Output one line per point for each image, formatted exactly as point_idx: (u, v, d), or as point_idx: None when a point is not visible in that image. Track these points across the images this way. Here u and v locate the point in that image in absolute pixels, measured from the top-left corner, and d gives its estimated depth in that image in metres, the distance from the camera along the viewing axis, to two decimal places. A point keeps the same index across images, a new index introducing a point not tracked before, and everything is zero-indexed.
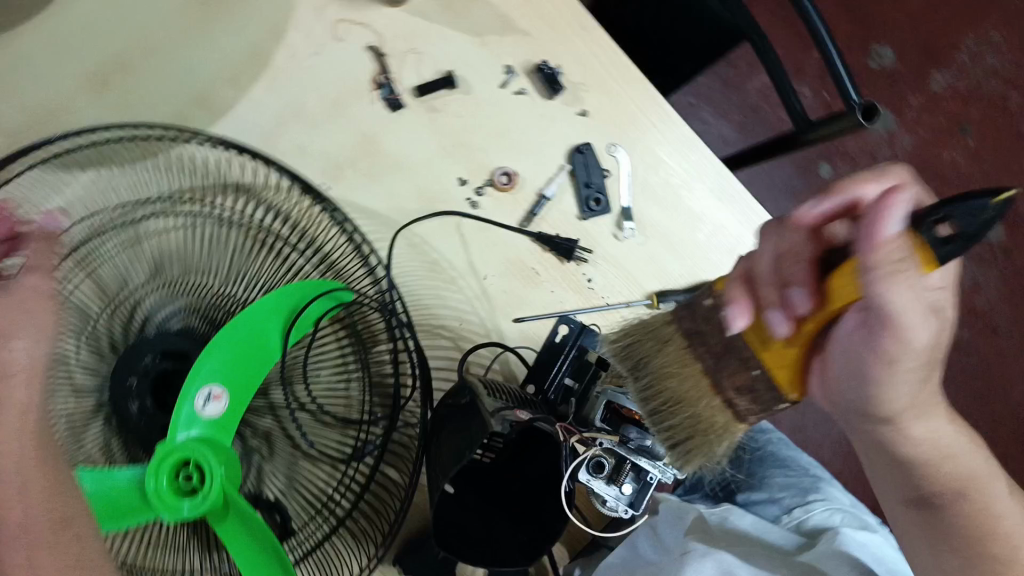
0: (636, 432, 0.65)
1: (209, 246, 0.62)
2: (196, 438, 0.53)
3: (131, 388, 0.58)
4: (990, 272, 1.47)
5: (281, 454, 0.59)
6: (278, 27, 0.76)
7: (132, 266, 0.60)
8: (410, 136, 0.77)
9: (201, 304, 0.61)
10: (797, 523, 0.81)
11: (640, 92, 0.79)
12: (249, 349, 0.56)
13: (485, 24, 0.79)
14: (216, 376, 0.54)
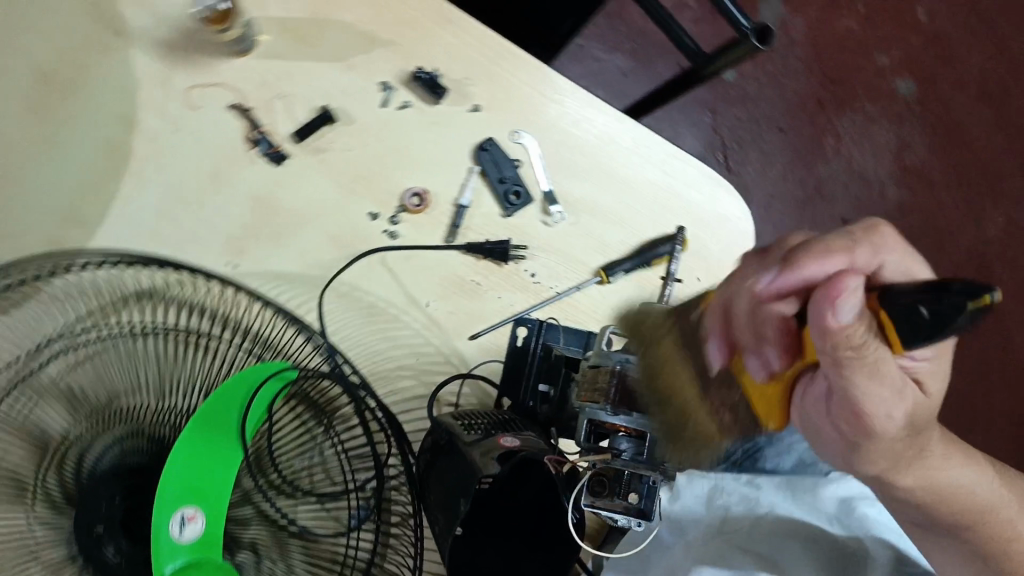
0: (628, 442, 0.50)
1: (127, 367, 0.57)
2: (180, 566, 0.51)
3: (100, 535, 0.54)
4: (915, 127, 1.47)
5: (276, 548, 0.55)
6: (128, 114, 0.69)
7: (48, 414, 0.54)
8: (305, 184, 0.72)
9: (136, 431, 0.57)
10: (816, 505, 0.66)
11: (526, 69, 0.74)
12: (209, 459, 0.54)
13: (346, 44, 0.72)
14: (184, 498, 0.53)
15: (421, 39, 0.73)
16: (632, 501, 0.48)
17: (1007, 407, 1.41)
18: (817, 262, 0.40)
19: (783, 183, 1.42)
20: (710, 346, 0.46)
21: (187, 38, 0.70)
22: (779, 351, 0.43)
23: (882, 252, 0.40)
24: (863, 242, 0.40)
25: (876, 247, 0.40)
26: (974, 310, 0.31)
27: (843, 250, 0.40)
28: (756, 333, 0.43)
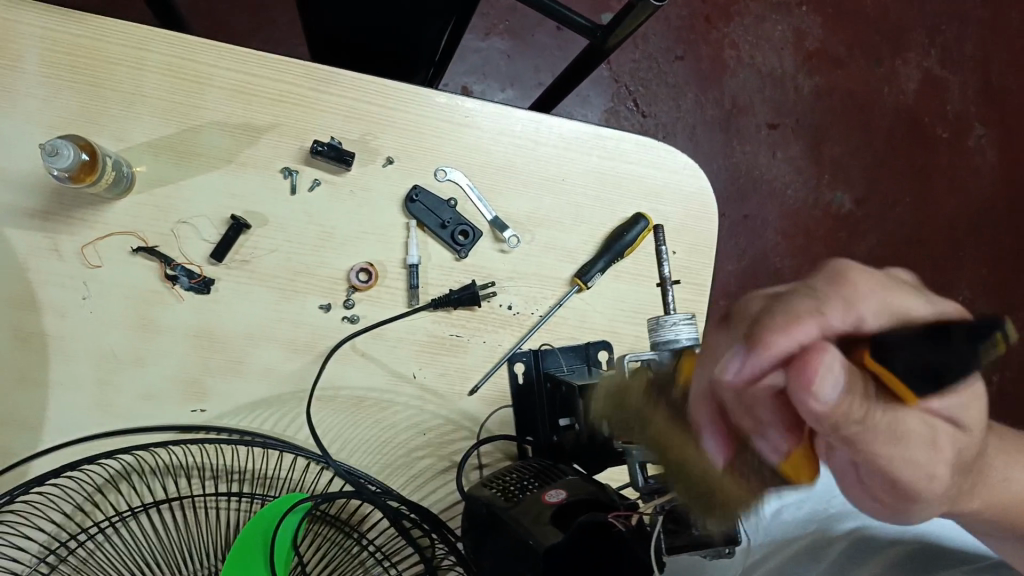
0: None
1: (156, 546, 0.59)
2: None
3: None
4: (804, 11, 1.45)
5: None
6: (26, 297, 0.62)
7: None
8: (242, 302, 0.65)
9: None
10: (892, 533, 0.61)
11: (425, 102, 0.68)
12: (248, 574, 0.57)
13: (229, 143, 0.65)
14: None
15: (306, 109, 0.67)
16: (711, 524, 0.48)
17: (973, 250, 1.46)
18: (819, 344, 0.30)
19: (701, 110, 1.39)
20: (706, 440, 0.38)
21: (57, 196, 0.63)
22: (784, 426, 0.36)
23: (858, 302, 0.33)
24: (831, 296, 0.34)
25: (850, 299, 0.34)
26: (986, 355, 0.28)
27: (810, 317, 0.33)
28: (753, 416, 0.36)
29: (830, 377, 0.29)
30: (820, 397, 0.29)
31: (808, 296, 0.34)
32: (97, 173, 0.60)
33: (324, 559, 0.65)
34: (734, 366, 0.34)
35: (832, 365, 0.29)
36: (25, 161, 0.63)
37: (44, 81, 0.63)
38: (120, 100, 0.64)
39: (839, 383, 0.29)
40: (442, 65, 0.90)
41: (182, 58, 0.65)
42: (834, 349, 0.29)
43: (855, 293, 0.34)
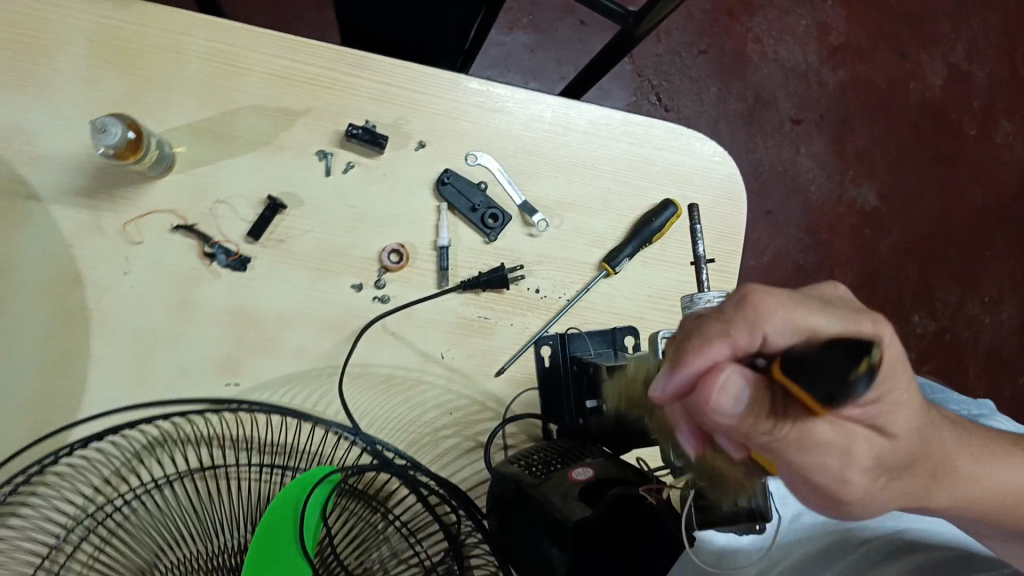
0: None
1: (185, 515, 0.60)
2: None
3: None
4: (828, 6, 1.45)
5: None
6: (68, 273, 0.64)
7: None
8: (277, 281, 0.67)
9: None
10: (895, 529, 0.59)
11: (458, 87, 0.70)
12: (280, 522, 0.59)
13: (266, 125, 0.67)
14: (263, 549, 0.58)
15: (341, 92, 0.68)
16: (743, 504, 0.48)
17: (998, 244, 1.46)
18: (698, 353, 0.32)
19: (724, 104, 1.40)
20: (680, 436, 0.38)
21: (98, 175, 0.65)
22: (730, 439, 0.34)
23: (762, 323, 0.31)
24: (736, 317, 0.31)
25: (753, 322, 0.31)
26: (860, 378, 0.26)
27: (719, 335, 0.32)
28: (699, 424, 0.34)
29: (725, 393, 0.30)
30: (722, 411, 0.30)
31: (715, 320, 0.32)
32: (142, 151, 0.61)
33: (348, 536, 0.64)
34: (662, 386, 0.34)
35: (727, 381, 0.30)
36: (68, 140, 0.65)
37: (89, 64, 0.65)
38: (161, 83, 0.66)
39: (740, 397, 0.30)
40: (469, 56, 0.92)
41: (221, 43, 0.66)
42: (738, 366, 0.30)
43: (760, 314, 0.31)
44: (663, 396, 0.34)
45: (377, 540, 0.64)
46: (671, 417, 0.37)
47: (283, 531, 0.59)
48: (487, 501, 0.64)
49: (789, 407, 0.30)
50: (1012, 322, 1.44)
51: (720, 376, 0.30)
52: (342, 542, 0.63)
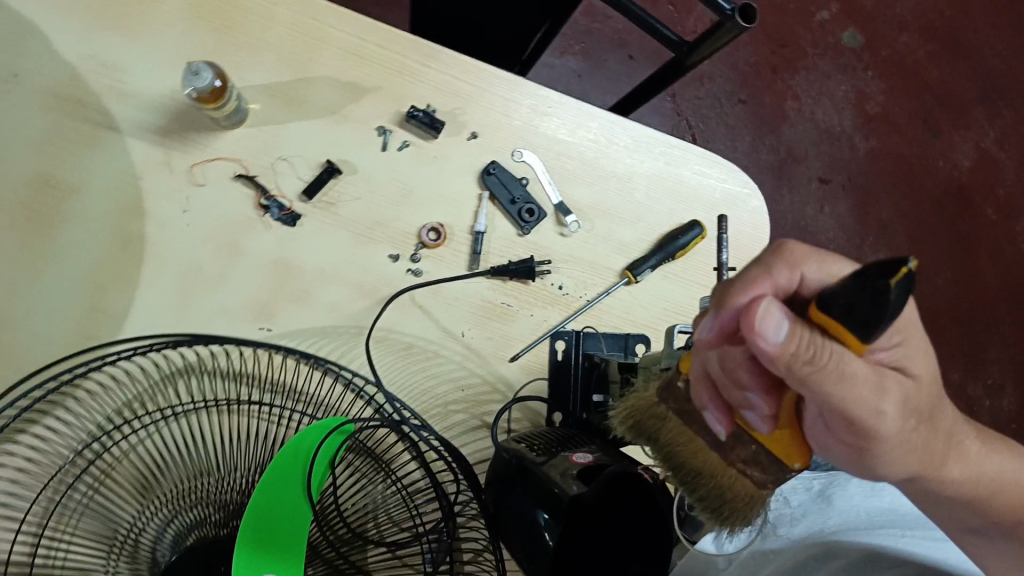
0: None
1: (204, 439, 0.63)
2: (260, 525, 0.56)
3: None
4: (868, 75, 1.51)
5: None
6: (134, 203, 0.69)
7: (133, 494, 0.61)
8: (321, 241, 0.71)
9: (201, 513, 0.59)
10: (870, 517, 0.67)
11: (514, 89, 0.75)
12: (293, 457, 0.60)
13: (334, 97, 0.72)
14: (277, 481, 0.58)
15: (407, 78, 0.74)
16: None
17: (1005, 328, 1.49)
18: (743, 291, 0.41)
19: (756, 153, 1.44)
20: (708, 415, 0.46)
21: (175, 120, 0.70)
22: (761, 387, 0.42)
23: (799, 265, 0.41)
24: (778, 261, 0.41)
25: (791, 264, 0.41)
26: (899, 285, 0.31)
27: (763, 276, 0.41)
28: (736, 377, 0.42)
29: (767, 320, 0.36)
30: (766, 337, 0.36)
31: (757, 266, 0.42)
32: (222, 99, 0.66)
33: (353, 490, 0.66)
34: (709, 327, 0.44)
35: (769, 310, 0.36)
36: (153, 84, 0.70)
37: (186, 19, 0.71)
38: (246, 44, 0.71)
39: (779, 325, 0.36)
40: (522, 68, 0.97)
41: (307, 18, 0.72)
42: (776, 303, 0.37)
43: (797, 258, 0.41)
44: (709, 338, 0.44)
45: (378, 497, 0.67)
46: (699, 399, 0.46)
47: (295, 467, 0.60)
48: (490, 476, 0.67)
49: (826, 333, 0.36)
50: (1011, 406, 1.45)
51: (761, 306, 0.37)
52: (344, 492, 0.66)
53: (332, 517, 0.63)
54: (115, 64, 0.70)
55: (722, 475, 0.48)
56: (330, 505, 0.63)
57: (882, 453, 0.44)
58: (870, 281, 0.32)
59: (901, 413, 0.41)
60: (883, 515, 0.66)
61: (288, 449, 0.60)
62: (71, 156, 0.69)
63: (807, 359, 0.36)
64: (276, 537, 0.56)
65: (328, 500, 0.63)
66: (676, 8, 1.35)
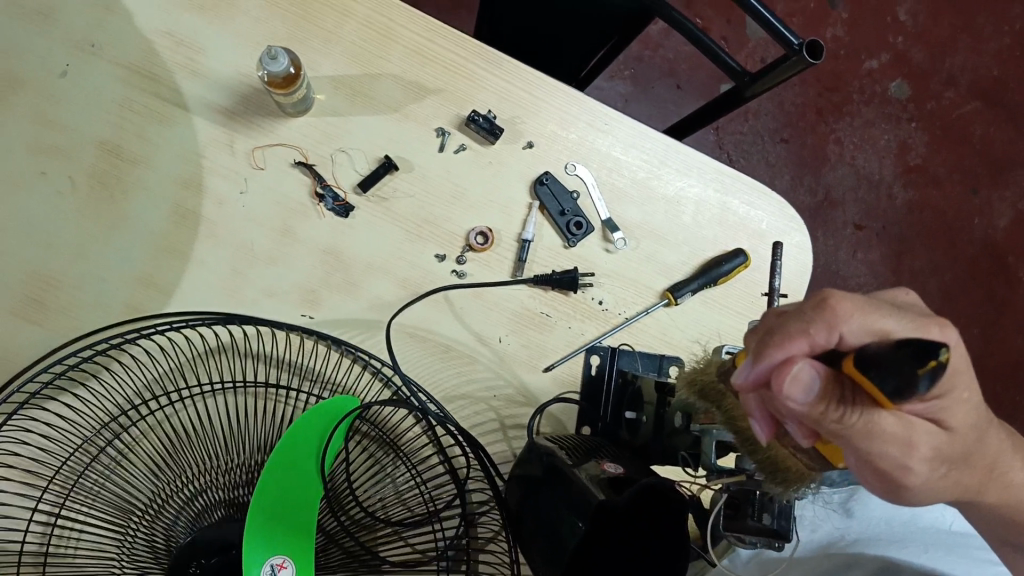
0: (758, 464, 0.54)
1: (225, 417, 0.63)
2: (270, 507, 0.55)
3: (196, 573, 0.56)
4: (913, 126, 1.51)
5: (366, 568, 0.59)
6: (193, 180, 0.70)
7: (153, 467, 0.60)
8: (371, 234, 0.72)
9: (218, 492, 0.58)
10: (894, 522, 0.73)
11: (572, 103, 0.76)
12: (303, 438, 0.58)
13: (397, 94, 0.74)
14: (284, 463, 0.57)
15: (471, 83, 0.75)
16: (767, 522, 0.55)
17: None
18: (780, 346, 0.39)
19: (795, 193, 1.45)
20: (755, 424, 0.44)
21: (241, 102, 0.72)
22: (798, 425, 0.41)
23: (839, 324, 0.38)
24: (817, 319, 0.38)
25: (831, 322, 0.38)
26: (928, 373, 0.31)
27: (800, 334, 0.38)
28: (776, 411, 0.41)
29: (797, 384, 0.36)
30: (797, 398, 0.37)
31: (799, 318, 0.39)
32: (292, 85, 0.68)
33: (368, 472, 0.65)
34: (744, 375, 0.41)
35: (800, 374, 0.36)
36: (224, 66, 0.72)
37: (262, 6, 0.73)
38: (318, 36, 0.73)
39: (810, 387, 0.36)
40: (576, 84, 0.98)
41: (379, 15, 0.74)
42: (811, 361, 0.37)
43: (837, 316, 0.38)
44: (743, 383, 0.41)
45: (391, 487, 0.65)
46: (746, 406, 0.44)
47: (309, 444, 0.58)
48: (515, 470, 0.66)
49: (856, 396, 0.36)
50: None
51: (794, 368, 0.36)
52: (356, 474, 0.65)
53: (347, 496, 0.62)
54: (189, 43, 0.72)
55: (776, 448, 0.50)
56: (341, 482, 0.62)
57: (915, 489, 0.45)
58: (899, 363, 0.32)
59: (938, 444, 0.43)
60: (906, 519, 0.74)
61: (285, 443, 0.57)
62: (139, 129, 0.70)
63: (841, 411, 0.36)
64: (288, 516, 0.56)
65: (340, 478, 0.62)
66: (729, 42, 1.36)
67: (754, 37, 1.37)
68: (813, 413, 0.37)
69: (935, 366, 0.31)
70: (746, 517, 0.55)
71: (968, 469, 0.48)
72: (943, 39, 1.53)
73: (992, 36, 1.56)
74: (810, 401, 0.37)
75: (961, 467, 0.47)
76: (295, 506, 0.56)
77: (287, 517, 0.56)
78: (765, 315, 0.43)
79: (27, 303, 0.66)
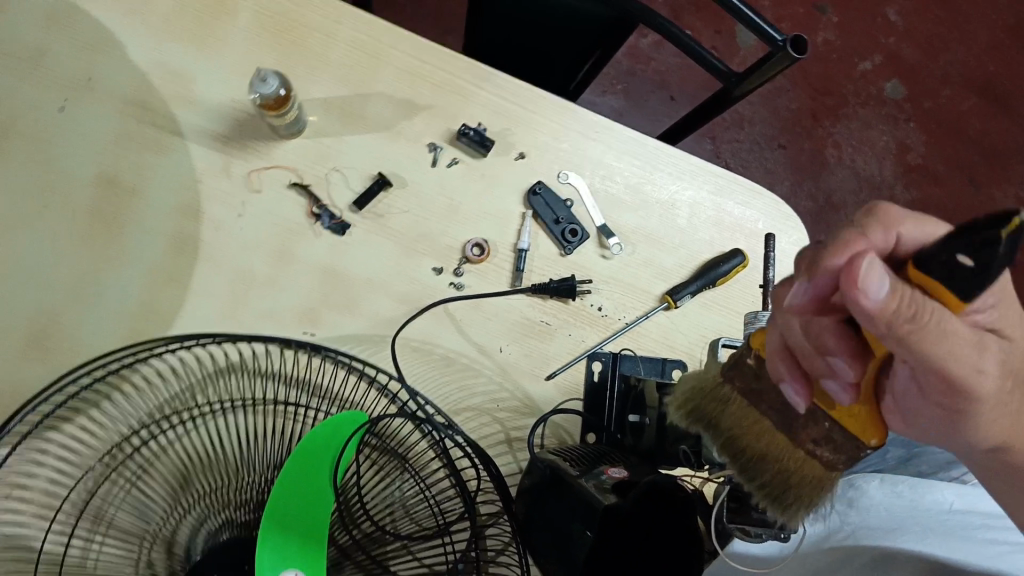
0: None
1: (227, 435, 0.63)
2: (279, 517, 0.55)
3: None
4: (910, 126, 1.51)
5: None
6: (192, 206, 0.71)
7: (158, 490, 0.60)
8: (367, 251, 0.73)
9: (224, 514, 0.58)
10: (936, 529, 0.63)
11: (563, 114, 0.78)
12: (311, 451, 0.58)
13: (387, 113, 0.75)
14: (292, 477, 0.57)
15: (459, 99, 0.76)
16: (771, 514, 0.52)
17: None
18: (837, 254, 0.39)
19: (796, 199, 1.44)
20: (787, 386, 0.44)
21: (235, 127, 0.73)
22: (852, 353, 0.40)
23: (895, 226, 0.39)
24: (872, 224, 0.40)
25: (887, 224, 0.40)
26: (1009, 241, 0.29)
27: (858, 238, 0.40)
28: (822, 345, 0.40)
29: (872, 271, 0.33)
30: (869, 294, 0.33)
31: (853, 228, 0.40)
32: (283, 108, 0.69)
33: (377, 486, 0.65)
34: (802, 292, 0.41)
35: (873, 264, 0.33)
36: (217, 93, 0.74)
37: (253, 34, 0.75)
38: (308, 60, 0.75)
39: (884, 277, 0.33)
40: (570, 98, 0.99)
41: (368, 38, 0.76)
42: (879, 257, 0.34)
43: (892, 221, 0.40)
44: (800, 302, 0.41)
45: (400, 500, 0.65)
46: (779, 366, 0.44)
47: (318, 457, 0.58)
48: (528, 481, 0.65)
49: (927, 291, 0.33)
50: None
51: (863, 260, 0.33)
52: (367, 486, 0.64)
53: (356, 514, 0.62)
54: (183, 74, 0.74)
55: (787, 456, 0.47)
56: (352, 492, 0.62)
57: None
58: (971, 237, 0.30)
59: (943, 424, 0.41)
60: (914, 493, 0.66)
61: (296, 454, 0.58)
62: (135, 159, 0.72)
63: (912, 313, 0.33)
64: (302, 525, 0.55)
65: (350, 489, 0.62)
66: (719, 52, 1.37)
67: (744, 45, 1.39)
68: (881, 320, 0.34)
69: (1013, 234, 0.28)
70: (751, 509, 0.54)
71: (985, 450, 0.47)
72: (934, 41, 1.54)
73: (984, 34, 1.57)
74: (877, 301, 0.33)
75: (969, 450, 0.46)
76: (307, 519, 0.56)
77: (297, 526, 0.55)
78: (803, 251, 0.43)
79: (30, 333, 0.67)
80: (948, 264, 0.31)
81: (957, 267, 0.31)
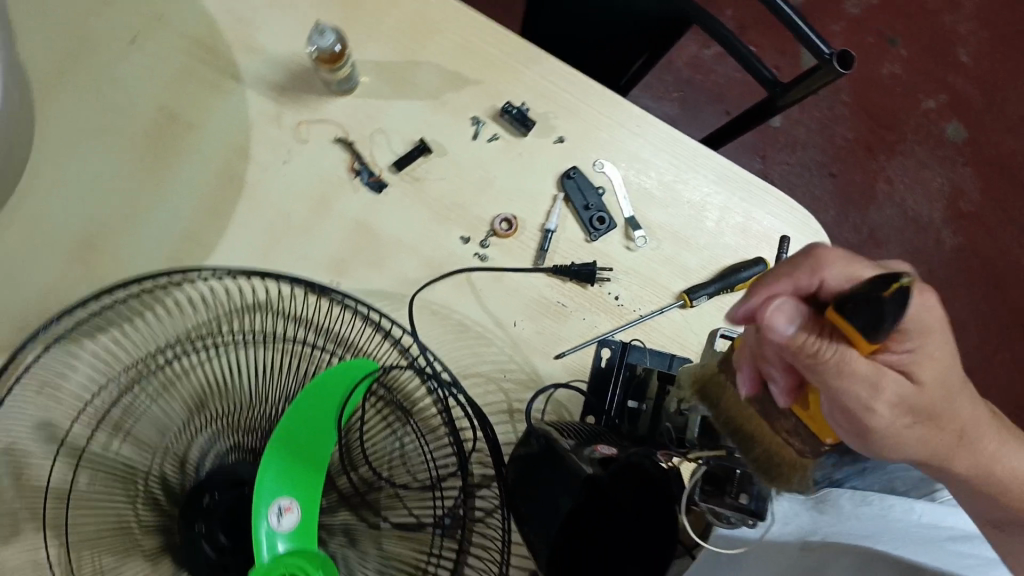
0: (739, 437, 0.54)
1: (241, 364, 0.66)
2: (284, 447, 0.57)
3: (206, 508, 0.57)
4: (965, 170, 1.48)
5: (364, 539, 0.62)
6: (242, 148, 0.75)
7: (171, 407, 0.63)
8: (399, 212, 0.76)
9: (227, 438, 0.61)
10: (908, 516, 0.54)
11: (608, 104, 0.79)
12: (327, 390, 0.61)
13: (437, 83, 0.78)
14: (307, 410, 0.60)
15: (508, 78, 0.78)
16: (743, 501, 0.53)
17: None
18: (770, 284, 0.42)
19: (837, 228, 1.43)
20: (739, 377, 0.47)
21: (292, 78, 0.77)
22: (783, 369, 0.43)
23: (822, 269, 0.41)
24: (802, 263, 0.42)
25: (814, 266, 0.41)
26: (896, 297, 0.33)
27: (788, 275, 0.42)
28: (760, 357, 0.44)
29: (779, 314, 0.39)
30: (774, 329, 0.39)
31: (787, 264, 0.43)
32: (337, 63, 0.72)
33: (380, 434, 0.67)
34: (734, 311, 0.44)
35: (781, 307, 0.39)
36: (280, 45, 0.77)
37: None
38: (369, 24, 0.78)
39: (791, 317, 0.39)
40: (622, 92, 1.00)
41: (429, 10, 0.79)
42: (795, 300, 0.39)
43: (822, 262, 0.41)
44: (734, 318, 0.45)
45: (399, 450, 0.67)
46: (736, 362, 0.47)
47: (331, 396, 0.61)
48: (517, 449, 0.66)
49: (834, 332, 0.38)
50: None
51: (776, 301, 0.39)
52: (369, 432, 0.67)
53: (357, 458, 0.65)
54: (252, 23, 0.77)
55: (771, 439, 0.49)
56: (354, 438, 0.65)
57: None
58: (868, 293, 0.34)
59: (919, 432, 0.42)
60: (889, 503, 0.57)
61: (312, 388, 0.60)
62: (196, 97, 0.76)
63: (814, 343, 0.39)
64: (302, 459, 0.57)
65: (354, 434, 0.65)
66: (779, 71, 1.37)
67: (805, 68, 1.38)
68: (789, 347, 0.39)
69: (897, 293, 0.33)
70: (726, 494, 0.54)
71: (965, 471, 0.47)
72: (1003, 88, 1.51)
73: None
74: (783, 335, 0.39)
75: (948, 468, 0.47)
76: (309, 452, 0.58)
77: (300, 457, 0.57)
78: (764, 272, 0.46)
79: (80, 247, 0.72)
80: (850, 312, 0.36)
81: (856, 317, 0.35)
